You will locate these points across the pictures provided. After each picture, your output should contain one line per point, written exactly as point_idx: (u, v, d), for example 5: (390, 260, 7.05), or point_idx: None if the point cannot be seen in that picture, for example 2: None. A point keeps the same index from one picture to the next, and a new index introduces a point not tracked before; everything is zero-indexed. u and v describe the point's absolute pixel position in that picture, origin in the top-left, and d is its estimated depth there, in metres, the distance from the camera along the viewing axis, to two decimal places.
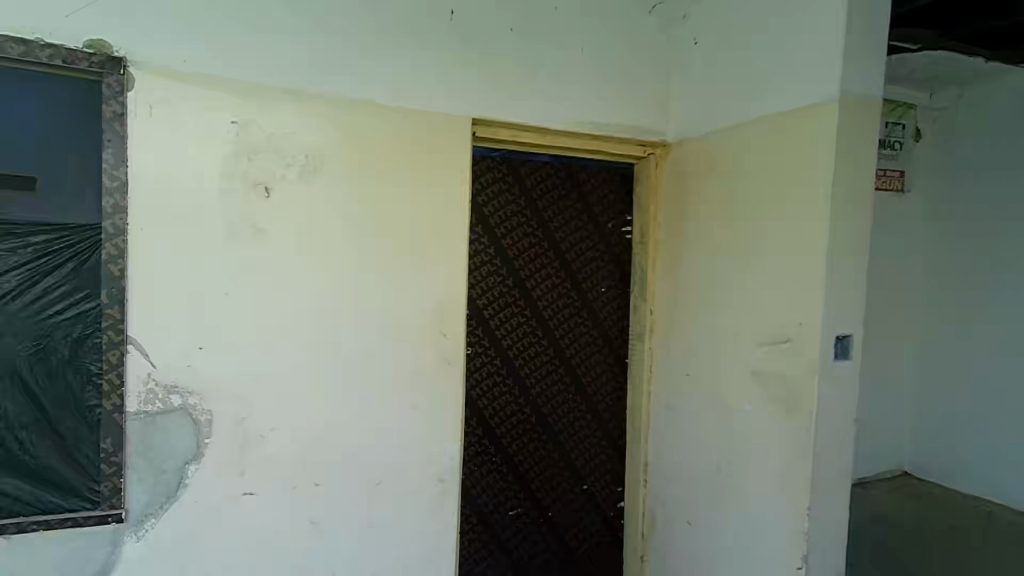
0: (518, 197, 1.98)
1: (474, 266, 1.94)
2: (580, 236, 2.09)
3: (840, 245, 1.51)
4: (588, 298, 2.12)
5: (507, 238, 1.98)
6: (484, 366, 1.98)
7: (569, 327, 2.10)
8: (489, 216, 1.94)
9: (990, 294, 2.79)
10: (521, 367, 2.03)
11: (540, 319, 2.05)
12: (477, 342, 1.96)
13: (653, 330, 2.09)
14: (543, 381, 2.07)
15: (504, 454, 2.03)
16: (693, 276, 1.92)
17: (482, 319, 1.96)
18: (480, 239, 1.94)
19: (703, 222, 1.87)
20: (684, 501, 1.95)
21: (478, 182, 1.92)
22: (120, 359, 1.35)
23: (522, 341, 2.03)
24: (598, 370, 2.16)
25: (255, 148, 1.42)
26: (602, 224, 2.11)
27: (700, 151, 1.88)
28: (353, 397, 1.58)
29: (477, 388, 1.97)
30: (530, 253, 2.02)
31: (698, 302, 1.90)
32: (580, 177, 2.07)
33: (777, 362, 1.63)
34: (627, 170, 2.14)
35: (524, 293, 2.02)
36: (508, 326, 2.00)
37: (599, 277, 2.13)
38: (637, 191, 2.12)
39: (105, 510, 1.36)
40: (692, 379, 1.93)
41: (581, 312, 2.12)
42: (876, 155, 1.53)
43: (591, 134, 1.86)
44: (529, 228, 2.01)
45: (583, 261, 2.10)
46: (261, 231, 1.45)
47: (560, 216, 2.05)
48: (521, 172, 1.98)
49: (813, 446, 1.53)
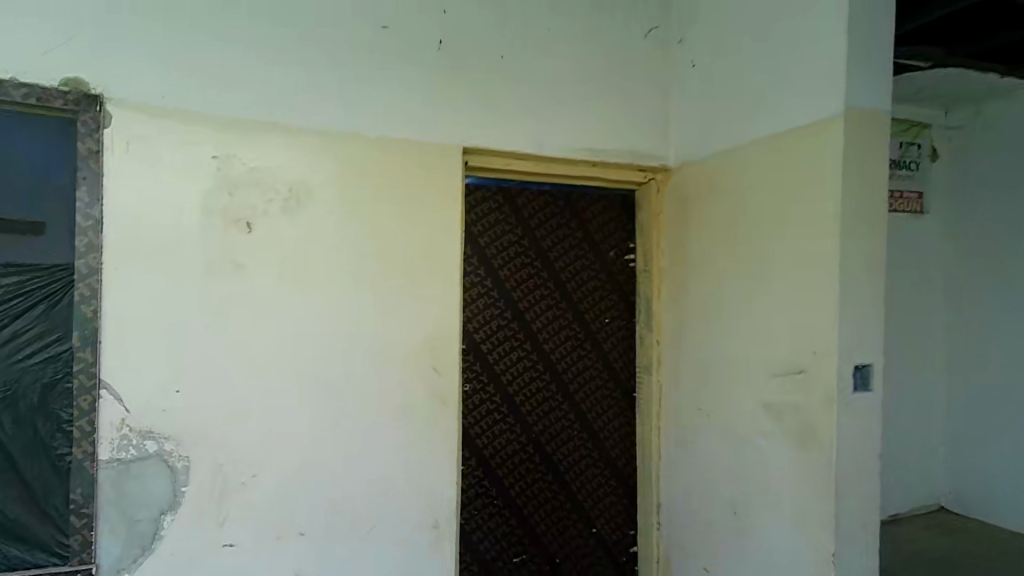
0: (515, 227, 1.92)
1: (470, 299, 1.87)
2: (580, 265, 2.01)
3: (854, 267, 1.41)
4: (591, 330, 2.03)
5: (504, 270, 1.91)
6: (483, 403, 1.89)
7: (572, 360, 2.01)
8: (485, 247, 1.88)
9: (996, 315, 2.74)
10: (522, 404, 1.94)
11: (540, 353, 1.96)
12: (475, 377, 1.88)
13: (660, 362, 1.99)
14: (546, 418, 1.97)
15: (506, 496, 1.92)
16: (699, 304, 1.82)
17: (479, 355, 1.88)
18: (476, 271, 1.87)
19: (708, 248, 1.79)
20: (700, 545, 1.82)
21: (472, 214, 1.86)
22: (91, 404, 1.29)
23: (522, 376, 1.94)
24: (605, 404, 2.05)
25: (236, 181, 1.38)
26: (604, 252, 2.03)
27: (701, 174, 1.81)
28: (340, 439, 1.50)
29: (475, 426, 1.88)
30: (528, 285, 1.94)
31: (706, 332, 1.80)
32: (579, 205, 2.01)
33: (792, 394, 1.52)
34: (628, 196, 2.06)
35: (523, 326, 1.94)
36: (507, 361, 1.92)
37: (602, 308, 2.04)
38: (640, 218, 2.04)
39: (74, 566, 1.28)
40: (703, 414, 1.81)
41: (584, 344, 2.02)
42: (887, 171, 1.45)
43: (589, 160, 1.80)
44: (527, 259, 1.94)
45: (585, 291, 2.02)
46: (242, 266, 1.40)
47: (559, 245, 1.98)
48: (517, 202, 1.92)
49: (836, 485, 1.41)
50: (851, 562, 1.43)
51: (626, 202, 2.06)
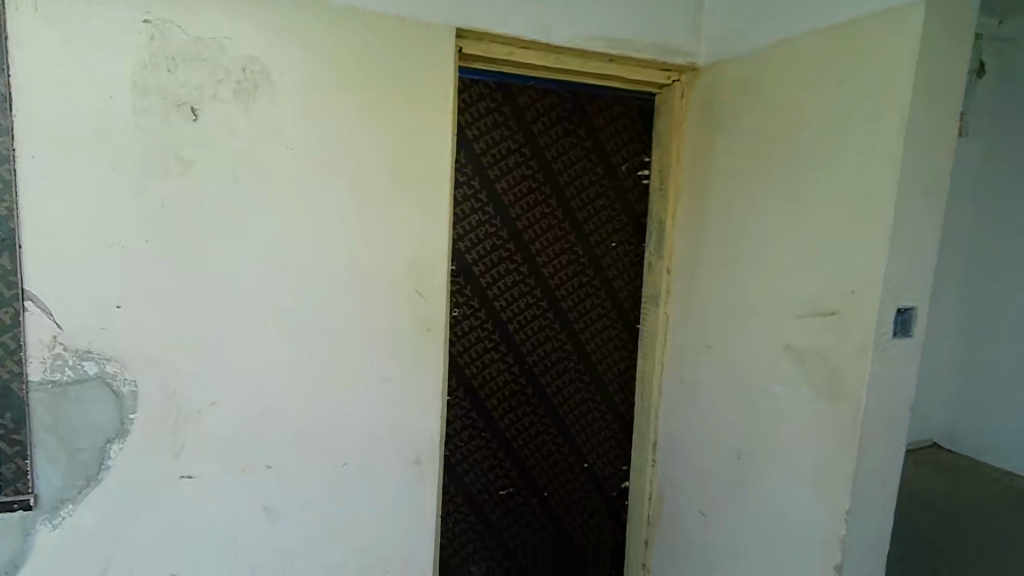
0: (515, 134, 1.67)
1: (461, 214, 1.65)
2: (587, 181, 1.78)
3: (914, 193, 1.20)
4: (595, 255, 1.84)
5: (501, 182, 1.68)
6: (473, 331, 1.72)
7: (573, 287, 1.83)
8: (480, 155, 1.64)
9: None
10: (515, 332, 1.78)
11: (538, 278, 1.78)
12: (465, 302, 1.70)
13: (669, 292, 1.82)
14: (541, 348, 1.82)
15: (494, 428, 1.80)
16: (719, 230, 1.62)
17: (470, 277, 1.69)
18: (469, 182, 1.65)
19: (735, 167, 1.57)
20: (696, 487, 1.73)
21: (467, 114, 1.61)
22: (14, 319, 1.10)
23: (517, 303, 1.76)
24: (606, 336, 1.90)
25: (175, 54, 1.12)
26: (615, 168, 1.80)
27: (736, 78, 1.55)
28: (311, 367, 1.34)
29: (464, 355, 1.72)
30: (528, 201, 1.72)
31: (725, 261, 1.61)
32: (590, 109, 1.75)
33: (820, 336, 1.36)
34: (645, 102, 1.80)
35: (520, 248, 1.74)
36: (501, 286, 1.73)
37: (609, 230, 1.84)
38: (657, 127, 1.80)
39: (10, 496, 1.15)
40: (712, 351, 1.66)
41: (587, 270, 1.84)
42: (964, 78, 1.21)
43: (607, 52, 1.55)
44: (527, 171, 1.71)
45: (591, 211, 1.80)
46: (189, 163, 1.16)
47: (565, 157, 1.75)
48: (519, 102, 1.66)
49: (859, 438, 1.28)
50: (864, 520, 1.33)
51: (642, 109, 1.80)
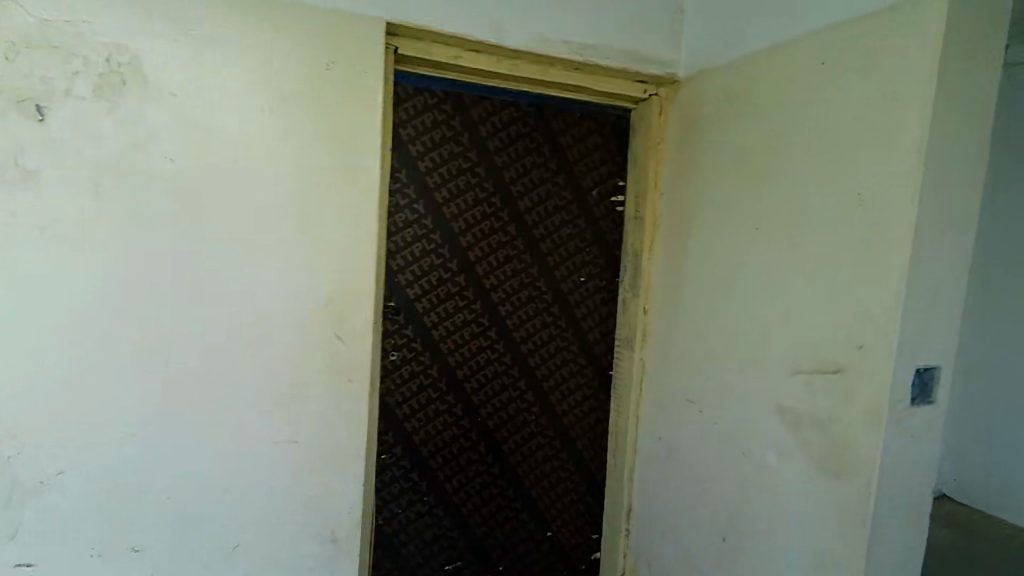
0: (467, 150, 1.45)
1: (403, 242, 1.42)
2: (552, 206, 1.56)
3: (936, 226, 0.97)
4: (561, 291, 1.60)
5: (449, 206, 1.45)
6: (415, 378, 1.47)
7: (534, 328, 1.59)
8: (425, 173, 1.42)
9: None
10: (466, 379, 1.53)
11: (493, 317, 1.54)
12: (406, 344, 1.45)
13: (645, 335, 1.58)
14: (496, 398, 1.57)
15: (439, 492, 1.54)
16: (702, 266, 1.39)
17: (410, 315, 1.45)
18: (412, 205, 1.42)
19: (721, 193, 1.34)
20: (676, 566, 1.47)
21: (409, 126, 1.39)
22: None
23: (468, 345, 1.52)
24: (573, 384, 1.65)
25: (14, 38, 0.89)
26: (584, 192, 1.58)
27: (722, 92, 1.34)
28: (195, 424, 1.09)
29: (403, 405, 1.47)
30: (482, 227, 1.49)
31: (708, 302, 1.37)
32: (556, 125, 1.53)
33: (823, 398, 1.11)
34: (619, 118, 1.59)
35: (472, 281, 1.50)
36: (448, 325, 1.49)
37: (576, 263, 1.60)
38: (633, 147, 1.58)
39: None
40: (693, 407, 1.42)
41: (551, 308, 1.60)
42: (995, 89, 0.99)
43: (573, 58, 1.34)
44: (481, 193, 1.48)
45: (556, 241, 1.57)
46: (31, 171, 0.92)
47: (527, 179, 1.52)
48: (471, 115, 1.45)
49: (871, 529, 1.03)
50: None
51: (615, 126, 1.59)
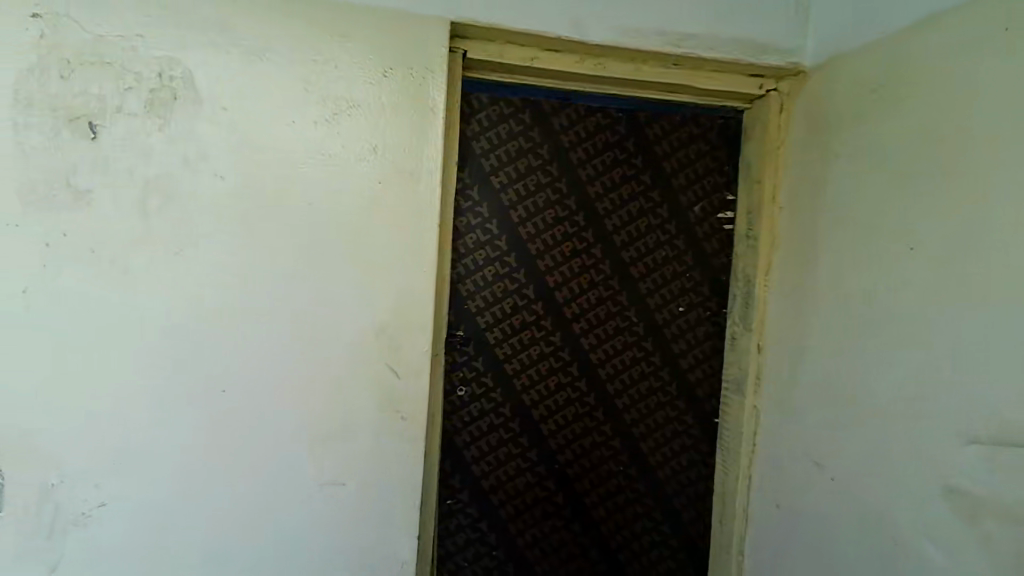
0: (547, 163, 1.30)
1: (474, 266, 1.29)
2: (645, 225, 1.35)
3: None
4: (654, 323, 1.38)
5: (525, 225, 1.30)
6: (486, 417, 1.32)
7: (623, 364, 1.38)
8: (499, 189, 1.28)
9: None
10: (543, 421, 1.35)
11: (574, 351, 1.36)
12: (476, 379, 1.31)
13: (759, 378, 1.31)
14: (577, 444, 1.38)
15: (510, 547, 1.36)
16: (832, 297, 1.12)
17: (481, 347, 1.31)
18: (484, 225, 1.28)
19: (859, 206, 1.07)
20: None
21: (483, 138, 1.26)
22: None
23: (545, 382, 1.35)
24: (668, 431, 1.42)
25: (71, 57, 0.88)
26: (685, 209, 1.36)
27: (861, 80, 1.07)
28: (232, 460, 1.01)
29: (471, 447, 1.32)
30: (563, 250, 1.32)
31: (842, 342, 1.09)
32: (651, 133, 1.34)
33: (1014, 480, 0.81)
34: (728, 121, 1.35)
35: (550, 310, 1.33)
36: (523, 359, 1.33)
37: (673, 291, 1.38)
38: (744, 154, 1.34)
39: None
40: (821, 472, 1.13)
41: (643, 341, 1.38)
42: None
43: (669, 52, 1.14)
44: (563, 211, 1.31)
45: (650, 265, 1.36)
46: (82, 191, 0.90)
47: (616, 195, 1.33)
48: (552, 124, 1.29)
49: None
50: None
51: (724, 131, 1.36)
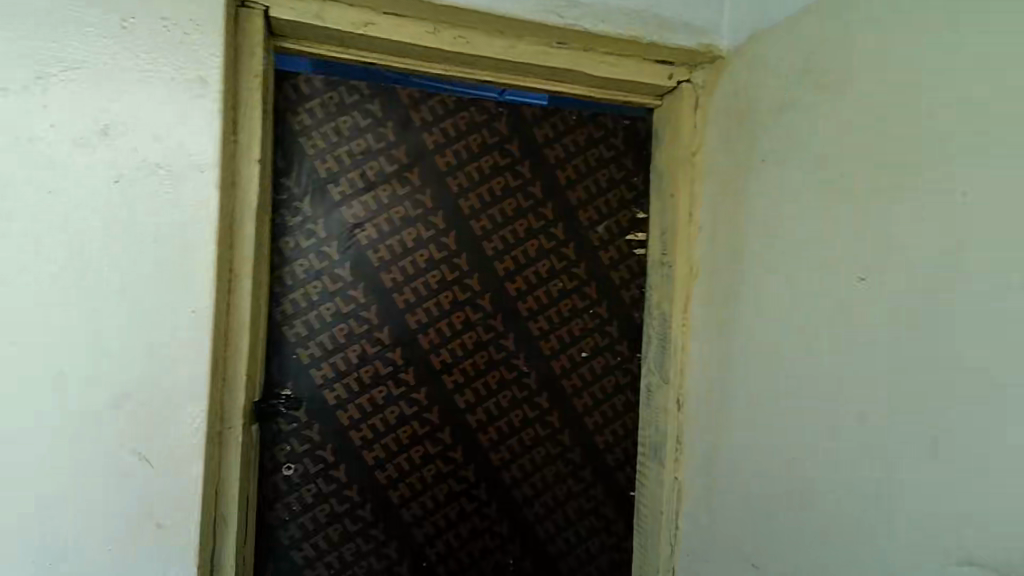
0: (405, 169, 0.99)
1: (307, 302, 0.97)
2: (535, 249, 1.06)
3: None
4: (550, 374, 1.08)
5: (378, 248, 0.99)
6: (325, 504, 0.99)
7: (511, 427, 1.07)
8: (341, 202, 0.97)
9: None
10: (406, 506, 1.03)
11: (445, 412, 1.04)
12: (310, 453, 0.98)
13: (680, 442, 1.03)
14: (453, 534, 1.05)
15: None
16: (763, 342, 0.86)
17: (317, 410, 0.98)
18: (320, 247, 0.97)
19: (795, 224, 0.81)
20: None
21: (316, 134, 0.95)
22: None
23: (408, 454, 1.02)
24: (572, 509, 1.11)
25: None
26: (587, 229, 1.08)
27: (790, 64, 0.83)
28: None
29: (305, 545, 0.98)
30: (430, 280, 1.02)
31: (778, 403, 0.82)
32: (543, 133, 1.05)
33: None
34: (636, 122, 1.09)
35: (412, 359, 1.02)
36: (375, 425, 1.01)
37: (573, 333, 1.09)
38: (656, 161, 1.07)
39: None
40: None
41: (535, 398, 1.08)
42: None
43: (551, 21, 0.87)
44: (428, 230, 1.01)
45: (545, 300, 1.07)
46: None
47: (499, 211, 1.04)
48: (412, 118, 0.99)
49: None
50: None
51: (631, 135, 1.09)
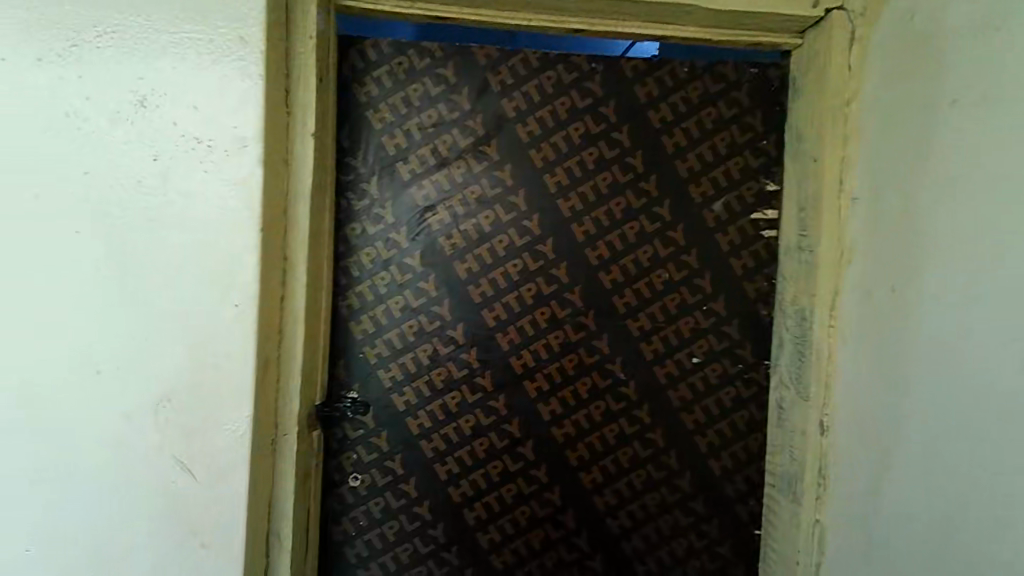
0: (481, 141, 0.86)
1: (374, 295, 0.86)
2: (634, 233, 0.88)
3: None
4: (652, 383, 0.90)
5: (451, 235, 0.86)
6: (393, 520, 0.89)
7: (605, 445, 0.91)
8: (410, 182, 0.86)
9: None
10: (482, 529, 0.90)
11: (526, 424, 0.89)
12: (378, 464, 0.88)
13: (822, 475, 0.81)
14: (536, 564, 0.91)
15: None
16: (953, 354, 0.61)
17: (385, 416, 0.88)
18: (387, 234, 0.86)
19: (999, 191, 0.57)
20: None
21: (383, 106, 0.84)
22: None
23: (485, 470, 0.90)
24: (680, 546, 0.92)
25: None
26: (700, 207, 0.88)
27: None
28: None
29: (372, 564, 0.89)
30: (511, 271, 0.87)
31: (972, 445, 0.59)
32: (646, 90, 0.87)
33: None
34: (767, 70, 0.87)
35: (489, 361, 0.88)
36: (448, 435, 0.89)
37: (681, 335, 0.90)
38: (794, 117, 0.85)
39: None
40: None
41: (633, 410, 0.90)
42: None
43: None
44: (508, 212, 0.87)
45: (647, 295, 0.89)
46: None
47: (592, 188, 0.87)
48: (490, 82, 0.85)
49: None
50: None
51: (760, 87, 0.87)
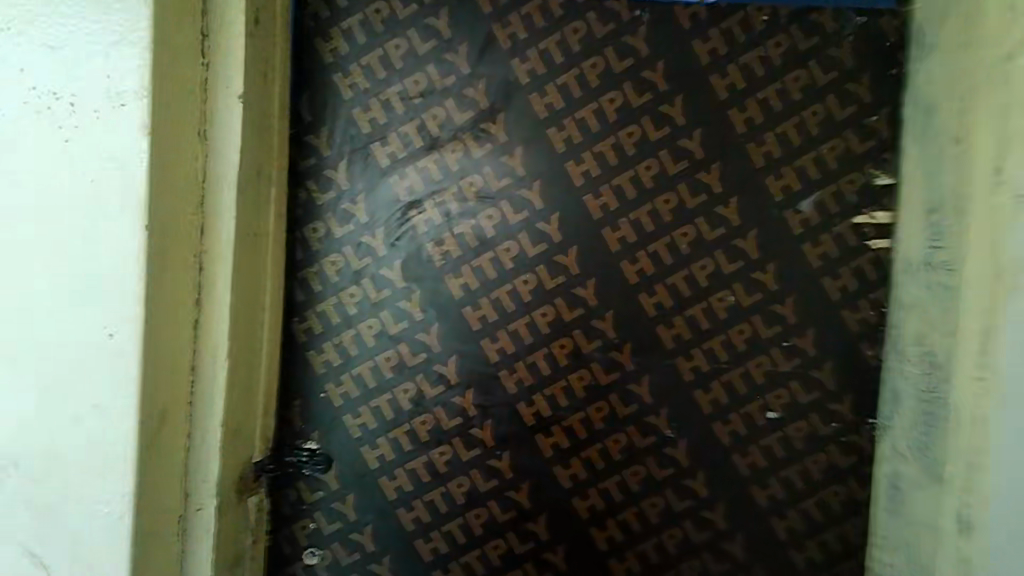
0: (483, 116, 0.65)
1: (343, 315, 0.66)
2: (689, 241, 0.65)
3: None
4: (710, 443, 0.67)
5: (443, 240, 0.65)
6: None
7: (644, 524, 0.67)
8: (389, 169, 0.65)
9: None
10: None
11: (538, 491, 0.67)
12: (343, 538, 0.67)
13: None
14: None
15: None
16: None
17: (353, 475, 0.67)
18: (360, 236, 0.65)
19: None
20: None
21: (355, 68, 0.65)
22: None
23: (482, 552, 0.67)
24: None
25: None
26: (781, 207, 0.65)
27: None
28: None
29: None
30: (521, 289, 0.66)
31: None
32: (707, 48, 0.64)
33: None
34: (877, 19, 0.64)
35: (487, 408, 0.67)
36: (434, 502, 0.67)
37: (751, 379, 0.66)
38: (919, 84, 0.62)
39: None
40: None
41: (683, 479, 0.67)
42: None
43: None
44: (518, 211, 0.65)
45: (705, 324, 0.66)
46: None
47: (632, 179, 0.65)
48: (495, 36, 0.64)
49: None
50: None
51: (867, 42, 0.64)
